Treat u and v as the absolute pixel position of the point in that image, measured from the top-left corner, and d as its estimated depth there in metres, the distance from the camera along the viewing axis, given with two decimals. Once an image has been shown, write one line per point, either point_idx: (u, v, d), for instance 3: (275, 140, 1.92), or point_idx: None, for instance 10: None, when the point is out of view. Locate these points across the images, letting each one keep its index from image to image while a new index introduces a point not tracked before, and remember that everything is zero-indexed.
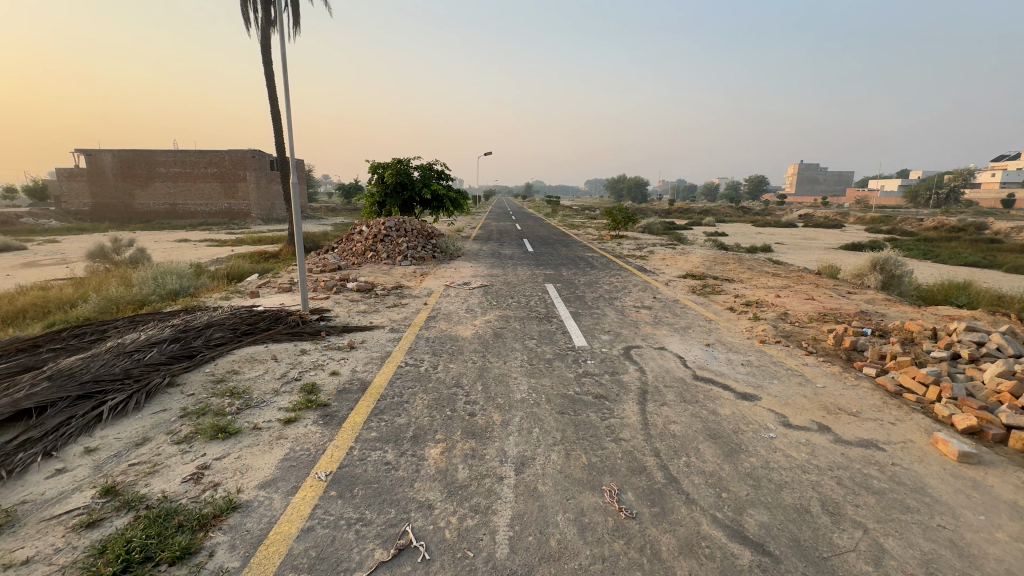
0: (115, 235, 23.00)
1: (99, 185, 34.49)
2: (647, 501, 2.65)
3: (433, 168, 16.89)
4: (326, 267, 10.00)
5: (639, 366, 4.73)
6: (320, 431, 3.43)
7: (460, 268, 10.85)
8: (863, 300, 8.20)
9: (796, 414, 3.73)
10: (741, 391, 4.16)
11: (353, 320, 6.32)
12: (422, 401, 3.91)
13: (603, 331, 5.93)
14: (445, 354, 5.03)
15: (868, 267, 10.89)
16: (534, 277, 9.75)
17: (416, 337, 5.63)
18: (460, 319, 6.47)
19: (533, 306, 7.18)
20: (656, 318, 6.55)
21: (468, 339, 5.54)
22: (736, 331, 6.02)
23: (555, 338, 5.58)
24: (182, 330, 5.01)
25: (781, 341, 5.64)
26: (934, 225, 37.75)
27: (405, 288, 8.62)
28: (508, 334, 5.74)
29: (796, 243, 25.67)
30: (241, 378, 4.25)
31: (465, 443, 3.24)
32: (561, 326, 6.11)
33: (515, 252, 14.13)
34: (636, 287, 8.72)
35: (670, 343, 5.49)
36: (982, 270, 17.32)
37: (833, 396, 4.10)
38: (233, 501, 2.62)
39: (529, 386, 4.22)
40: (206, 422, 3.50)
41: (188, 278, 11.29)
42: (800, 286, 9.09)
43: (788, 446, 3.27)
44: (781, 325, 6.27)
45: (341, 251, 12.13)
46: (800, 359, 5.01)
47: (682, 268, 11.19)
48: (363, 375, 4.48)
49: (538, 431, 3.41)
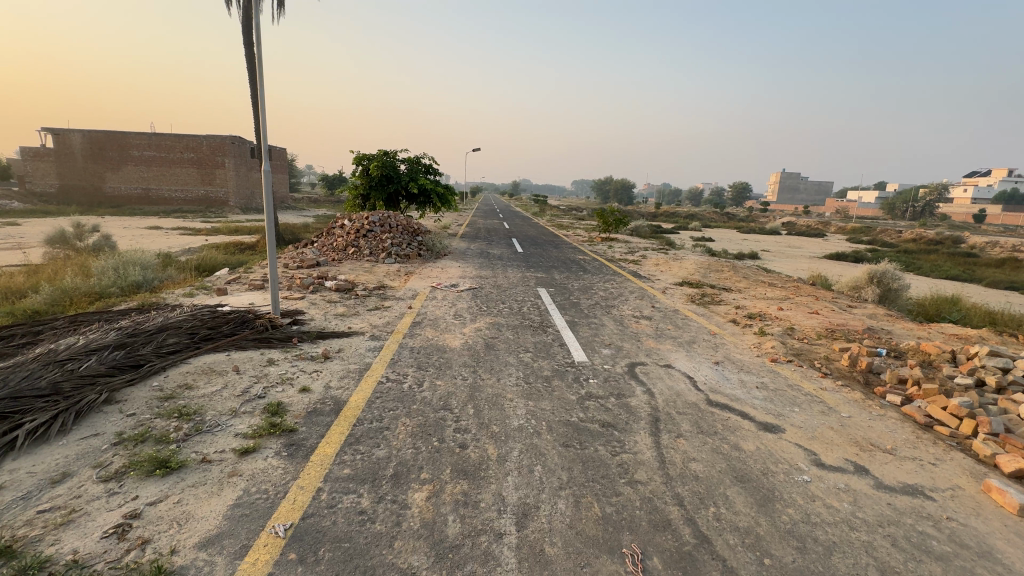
0: (80, 219, 21.77)
1: (67, 166, 32.80)
2: (677, 570, 2.19)
3: (421, 162, 16.27)
4: (304, 262, 9.37)
5: (647, 388, 4.28)
6: (282, 465, 2.88)
7: (447, 268, 10.30)
8: (866, 314, 7.94)
9: (827, 452, 3.33)
10: (762, 421, 3.75)
11: (329, 324, 5.74)
12: (405, 427, 3.39)
13: (603, 344, 5.48)
14: (432, 368, 4.52)
15: (864, 280, 10.69)
16: (525, 280, 9.29)
17: (399, 347, 5.10)
18: (448, 326, 5.95)
19: (526, 314, 6.69)
20: (658, 331, 6.13)
21: (456, 350, 5.03)
22: (744, 347, 5.64)
23: (553, 352, 5.10)
24: (129, 334, 4.38)
25: (793, 360, 5.27)
26: (913, 237, 38.49)
27: (388, 288, 8.05)
28: (500, 345, 5.25)
29: (782, 250, 25.76)
30: (194, 395, 3.66)
31: (456, 485, 2.74)
32: (557, 337, 5.65)
33: (504, 252, 13.62)
34: (633, 295, 8.29)
35: (677, 360, 5.07)
36: (966, 284, 17.45)
37: (863, 430, 3.71)
38: (162, 568, 2.08)
39: (527, 410, 3.74)
40: (143, 453, 2.91)
41: (153, 269, 10.50)
42: (801, 298, 8.80)
43: (827, 493, 2.86)
44: (790, 342, 5.91)
45: (321, 246, 11.45)
46: (818, 383, 4.64)
47: (677, 274, 10.84)
48: (337, 393, 3.93)
49: (541, 470, 2.94)
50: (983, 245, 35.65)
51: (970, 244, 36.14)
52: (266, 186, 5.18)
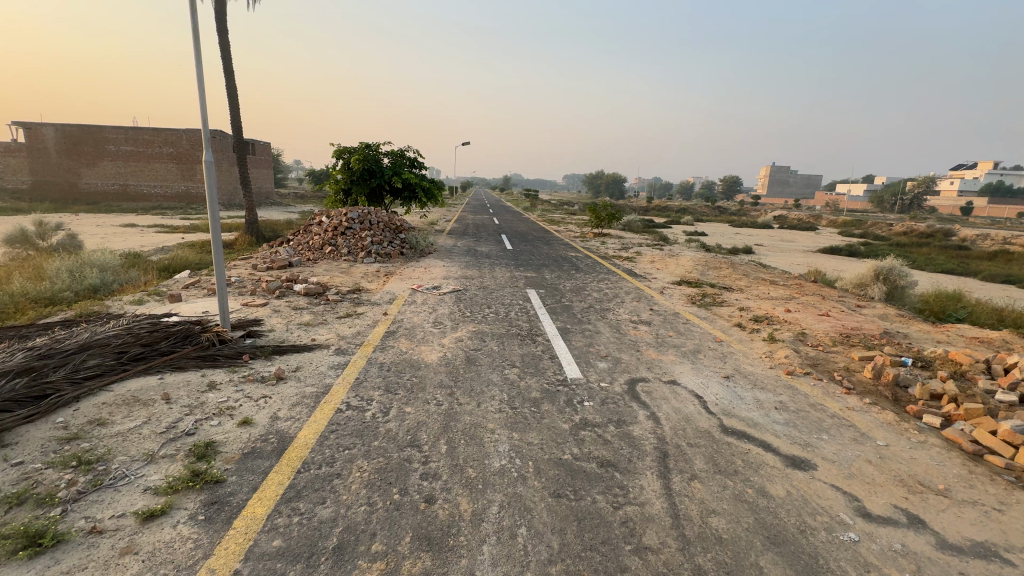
0: (49, 218, 20.73)
1: (39, 162, 31.35)
2: None
3: (405, 155, 15.55)
4: (274, 263, 8.68)
5: (650, 412, 3.70)
6: (194, 536, 2.25)
7: (431, 268, 9.65)
8: (877, 315, 7.42)
9: (871, 496, 2.77)
10: (788, 454, 3.17)
11: (290, 335, 5.08)
12: (360, 474, 2.76)
13: (599, 356, 4.88)
14: (401, 391, 3.88)
15: (869, 277, 10.19)
16: (513, 280, 8.68)
17: (366, 364, 4.45)
18: (425, 336, 5.32)
19: (513, 320, 6.07)
20: (659, 339, 5.54)
21: (432, 366, 4.40)
22: (755, 358, 5.06)
23: (542, 367, 4.50)
24: (40, 355, 3.68)
25: (810, 373, 4.70)
26: (904, 230, 38.43)
27: (364, 291, 7.40)
28: (483, 360, 4.63)
29: (778, 245, 25.36)
30: (105, 434, 3.01)
31: (416, 562, 2.13)
32: (547, 348, 5.05)
33: (493, 250, 12.99)
34: (629, 297, 7.68)
35: (683, 375, 4.47)
36: (964, 278, 17.02)
37: (906, 463, 3.14)
38: None
39: (510, 446, 3.12)
40: (15, 522, 2.25)
41: (113, 272, 9.74)
42: (806, 298, 8.26)
43: (882, 558, 2.29)
44: (804, 350, 5.35)
45: (296, 244, 10.76)
46: (843, 401, 4.08)
47: (674, 273, 10.28)
48: (283, 427, 3.28)
49: (526, 534, 2.34)
50: (974, 237, 35.69)
51: (960, 236, 35.96)
52: (207, 178, 4.35)
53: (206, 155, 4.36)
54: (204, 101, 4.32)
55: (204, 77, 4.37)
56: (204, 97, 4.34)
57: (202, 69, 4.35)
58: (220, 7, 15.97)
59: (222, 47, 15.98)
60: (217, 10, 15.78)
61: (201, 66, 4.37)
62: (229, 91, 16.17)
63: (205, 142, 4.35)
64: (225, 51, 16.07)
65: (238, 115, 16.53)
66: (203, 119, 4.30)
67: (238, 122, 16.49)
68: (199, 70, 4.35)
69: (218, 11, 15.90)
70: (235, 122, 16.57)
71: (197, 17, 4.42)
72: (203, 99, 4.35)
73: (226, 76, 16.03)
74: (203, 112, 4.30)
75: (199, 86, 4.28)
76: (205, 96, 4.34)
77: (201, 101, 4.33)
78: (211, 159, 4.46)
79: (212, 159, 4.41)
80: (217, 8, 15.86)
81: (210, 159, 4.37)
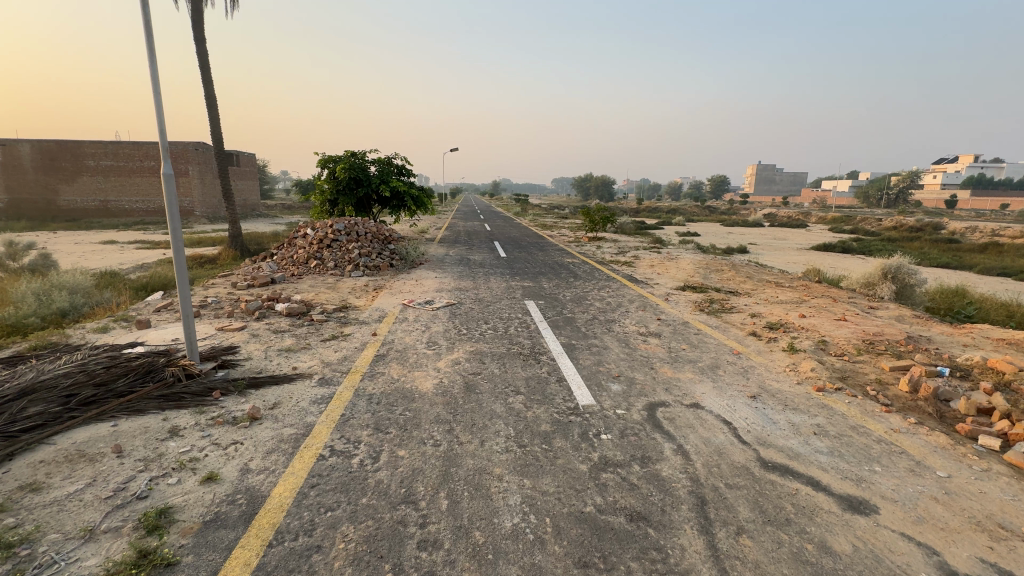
0: (24, 238, 19.87)
1: (16, 179, 30.31)
2: None
3: (393, 163, 15.08)
4: (255, 280, 8.16)
5: (677, 444, 3.26)
6: None
7: (422, 280, 9.18)
8: (894, 317, 7.05)
9: (950, 547, 2.35)
10: (842, 495, 2.75)
11: (268, 364, 4.59)
12: (344, 546, 2.29)
13: (611, 377, 4.44)
14: (392, 430, 3.40)
15: (877, 276, 9.86)
16: (510, 291, 8.24)
17: (353, 396, 3.97)
18: (418, 359, 4.85)
19: (513, 337, 5.62)
20: (672, 354, 5.12)
21: (428, 397, 3.93)
22: (779, 372, 4.65)
23: (550, 393, 4.04)
24: None
25: (842, 388, 4.29)
26: (893, 224, 38.63)
27: (351, 309, 6.92)
28: (483, 386, 4.17)
29: (772, 244, 25.19)
30: (35, 505, 2.49)
31: None
32: (553, 369, 4.61)
33: (487, 258, 12.55)
34: (634, 306, 7.27)
35: (705, 397, 4.04)
36: (963, 273, 16.83)
37: (977, 500, 2.73)
38: None
39: (522, 498, 2.66)
40: None
41: (84, 294, 9.13)
42: (817, 301, 7.89)
43: None
44: (830, 361, 4.96)
45: (280, 259, 10.23)
46: (886, 422, 3.66)
47: (676, 277, 9.88)
48: (255, 483, 2.79)
49: None
50: (964, 230, 35.86)
51: (950, 230, 36.18)
52: (166, 192, 3.86)
53: (165, 168, 3.87)
54: (160, 107, 3.84)
55: (160, 79, 3.88)
56: (160, 102, 3.85)
57: (157, 71, 3.87)
58: (197, 14, 15.46)
59: (200, 56, 15.42)
60: (193, 17, 15.26)
61: (155, 67, 3.88)
62: (209, 100, 15.63)
63: (163, 153, 3.86)
64: (203, 59, 15.50)
65: (218, 125, 15.94)
66: (160, 126, 3.81)
67: (219, 132, 15.93)
68: (153, 71, 3.87)
69: (195, 18, 15.39)
70: (215, 132, 16.01)
71: (149, 12, 3.92)
72: (160, 105, 3.87)
73: (206, 86, 15.53)
74: (159, 119, 3.82)
75: (153, 89, 3.79)
76: (161, 100, 3.85)
77: (157, 106, 3.84)
78: (171, 171, 3.97)
79: (171, 172, 3.93)
80: (195, 17, 15.37)
81: (169, 171, 3.89)
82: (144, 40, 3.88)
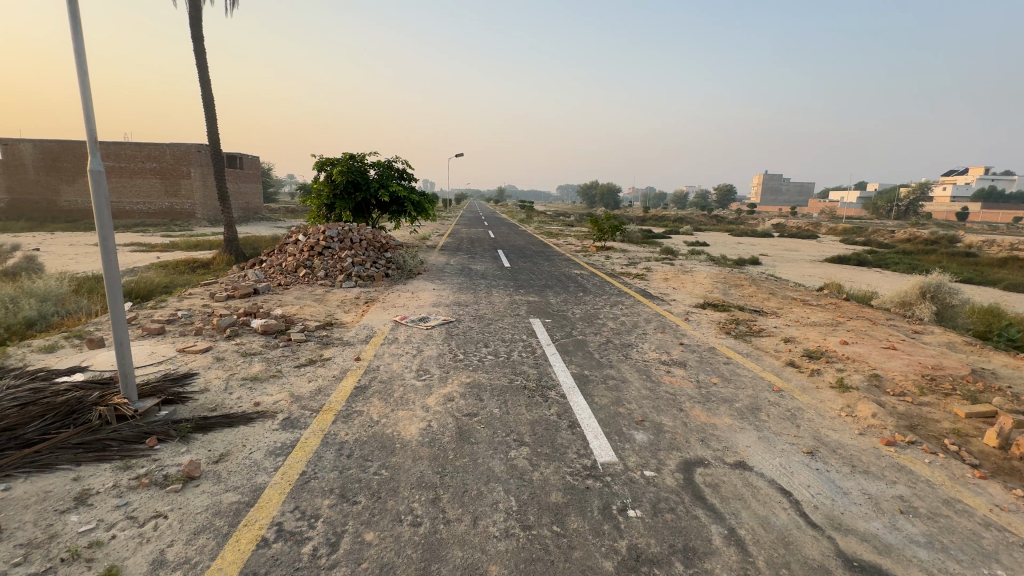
0: (18, 240, 19.27)
1: (17, 179, 29.76)
2: None
3: (393, 166, 14.46)
4: (235, 291, 7.50)
5: (728, 528, 2.51)
6: None
7: (419, 293, 8.48)
8: (945, 344, 6.29)
9: None
10: None
11: (226, 397, 3.87)
12: None
13: (634, 423, 3.68)
14: (362, 498, 2.67)
15: (915, 294, 9.22)
16: (514, 307, 7.55)
17: (320, 444, 3.25)
18: (405, 393, 4.12)
19: (517, 365, 4.89)
20: (704, 390, 4.37)
21: (411, 448, 3.20)
22: (834, 418, 3.88)
23: (562, 445, 3.30)
24: None
25: (915, 442, 3.52)
26: (905, 236, 37.84)
27: (337, 326, 6.21)
28: (481, 433, 3.44)
29: (785, 254, 24.43)
30: None
31: None
32: (564, 410, 3.86)
33: (490, 268, 11.89)
34: (651, 327, 6.52)
35: (753, 453, 3.28)
36: (988, 289, 16.09)
37: None
38: None
39: None
40: None
41: (56, 301, 8.45)
42: (854, 323, 7.13)
43: None
44: (890, 402, 4.19)
45: (268, 267, 9.57)
46: (987, 496, 2.89)
47: (694, 293, 9.14)
48: None
49: None
50: (979, 243, 34.92)
51: (967, 242, 35.21)
52: (93, 194, 3.25)
53: (92, 163, 3.23)
54: (86, 90, 3.19)
55: (85, 55, 3.23)
56: (85, 83, 3.20)
57: (82, 46, 3.21)
58: (195, 13, 15.00)
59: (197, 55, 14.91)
60: (192, 15, 14.81)
61: (79, 39, 3.21)
62: (205, 102, 15.10)
63: (90, 146, 3.23)
64: (201, 59, 14.99)
65: (214, 126, 15.37)
66: (84, 112, 3.17)
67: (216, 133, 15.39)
68: (77, 45, 3.21)
69: (194, 17, 14.94)
70: (212, 133, 15.45)
71: None
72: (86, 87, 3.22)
73: (204, 86, 15.06)
74: (83, 103, 3.18)
75: (77, 69, 3.15)
76: (87, 82, 3.20)
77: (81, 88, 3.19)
78: (101, 168, 3.34)
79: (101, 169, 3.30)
80: (194, 16, 14.94)
81: (97, 168, 3.25)
82: (67, 8, 3.23)
